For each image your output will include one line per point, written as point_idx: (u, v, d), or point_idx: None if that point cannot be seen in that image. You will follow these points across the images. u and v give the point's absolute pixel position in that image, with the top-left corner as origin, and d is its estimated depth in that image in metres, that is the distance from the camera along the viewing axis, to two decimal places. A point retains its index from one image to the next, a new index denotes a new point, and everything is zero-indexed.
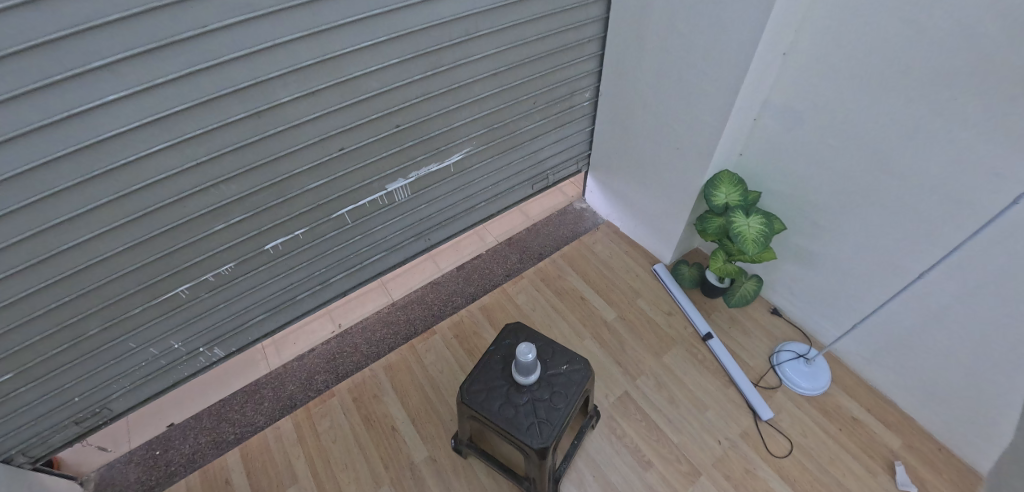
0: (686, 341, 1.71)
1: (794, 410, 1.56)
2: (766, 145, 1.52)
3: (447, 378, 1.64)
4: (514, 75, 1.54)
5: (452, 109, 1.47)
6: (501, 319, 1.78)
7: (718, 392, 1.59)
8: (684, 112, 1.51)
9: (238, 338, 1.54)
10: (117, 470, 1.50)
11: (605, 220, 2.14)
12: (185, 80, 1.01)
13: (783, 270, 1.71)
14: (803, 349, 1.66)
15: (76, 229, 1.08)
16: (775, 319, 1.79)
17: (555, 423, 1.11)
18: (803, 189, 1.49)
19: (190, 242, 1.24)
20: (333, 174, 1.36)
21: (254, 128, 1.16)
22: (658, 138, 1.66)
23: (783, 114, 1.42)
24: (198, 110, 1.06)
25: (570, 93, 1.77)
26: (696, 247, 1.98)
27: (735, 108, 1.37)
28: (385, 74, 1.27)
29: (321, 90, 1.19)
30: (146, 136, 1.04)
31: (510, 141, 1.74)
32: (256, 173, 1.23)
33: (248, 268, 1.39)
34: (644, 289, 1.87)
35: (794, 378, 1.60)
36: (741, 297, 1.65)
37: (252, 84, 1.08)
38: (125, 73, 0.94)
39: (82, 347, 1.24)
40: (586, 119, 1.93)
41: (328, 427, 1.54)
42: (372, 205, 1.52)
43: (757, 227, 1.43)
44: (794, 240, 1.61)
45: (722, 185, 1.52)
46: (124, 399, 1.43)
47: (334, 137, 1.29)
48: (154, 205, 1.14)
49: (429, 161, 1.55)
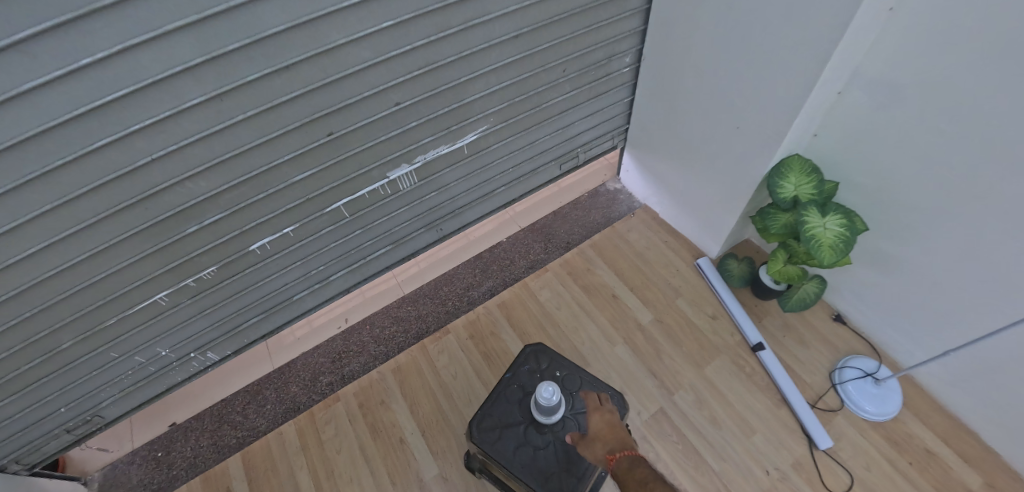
0: (732, 350, 1.50)
1: (856, 438, 1.36)
2: (851, 126, 1.22)
3: (461, 384, 1.48)
4: (539, 38, 1.26)
5: (464, 81, 1.22)
6: (521, 318, 1.60)
7: (768, 413, 1.39)
8: (754, 85, 1.21)
9: (232, 341, 1.39)
10: (120, 470, 1.45)
11: (642, 203, 1.88)
12: (119, 59, 0.78)
13: (853, 272, 1.45)
14: (871, 367, 1.42)
15: (22, 240, 0.91)
16: (837, 328, 1.55)
17: (579, 474, 0.96)
18: (897, 184, 1.20)
19: (161, 246, 1.07)
20: (323, 163, 1.15)
21: (216, 114, 0.93)
22: (715, 114, 1.37)
23: (880, 89, 1.12)
24: (144, 95, 0.84)
25: (608, 58, 1.47)
26: (747, 238, 1.72)
27: (821, 78, 1.07)
28: (379, 41, 1.01)
29: (297, 64, 0.94)
30: (84, 131, 0.83)
31: (533, 117, 1.47)
32: (228, 166, 1.03)
33: (234, 270, 1.23)
34: (685, 287, 1.64)
35: (859, 400, 1.38)
36: (799, 301, 1.42)
37: (205, 61, 0.85)
38: (40, 54, 0.73)
39: (58, 361, 1.13)
40: (626, 88, 1.64)
41: (332, 435, 1.43)
42: (372, 196, 1.31)
43: (836, 229, 1.16)
44: (876, 241, 1.33)
45: (790, 174, 1.25)
46: (117, 406, 1.34)
47: (319, 120, 1.06)
48: (111, 210, 0.96)
49: (438, 143, 1.32)
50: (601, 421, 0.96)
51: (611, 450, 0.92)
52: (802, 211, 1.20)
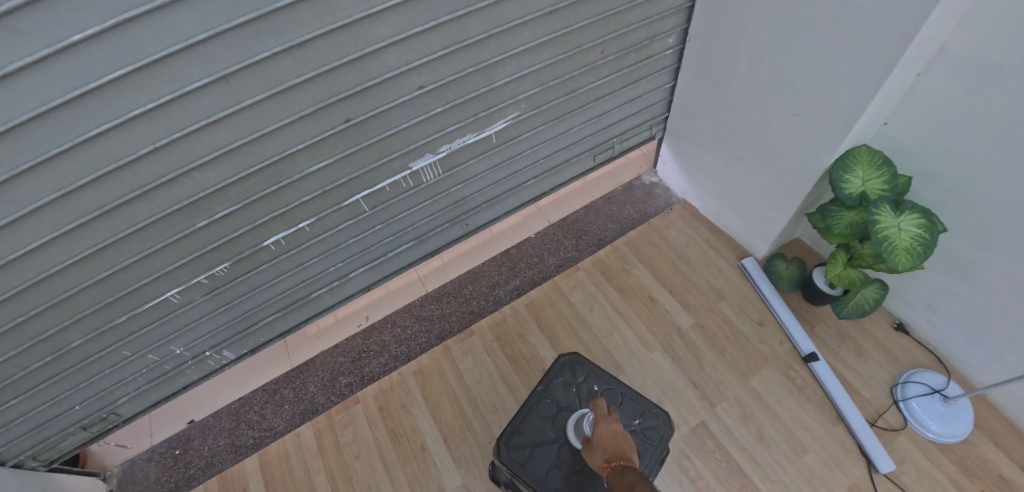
0: (781, 360, 1.37)
1: (922, 462, 1.22)
2: (932, 111, 1.07)
3: (487, 388, 1.40)
4: (576, 14, 1.14)
5: (493, 62, 1.12)
6: (550, 320, 1.50)
7: (821, 430, 1.26)
8: (820, 65, 1.08)
9: (248, 339, 1.34)
10: (139, 467, 1.42)
11: (680, 198, 1.76)
12: (113, 36, 0.71)
13: (922, 277, 1.30)
14: (938, 383, 1.29)
15: (24, 234, 0.86)
16: (899, 338, 1.41)
17: None
18: (984, 178, 1.05)
19: (172, 241, 1.01)
20: (340, 153, 1.07)
21: (225, 99, 0.86)
22: (772, 99, 1.23)
23: (972, 68, 0.97)
24: (145, 77, 0.77)
25: (649, 38, 1.35)
26: (797, 237, 1.58)
27: (906, 55, 0.93)
28: (399, 17, 0.91)
29: (311, 42, 0.86)
30: (80, 118, 0.77)
31: (566, 104, 1.36)
32: (239, 155, 0.95)
33: (249, 267, 1.16)
34: (728, 290, 1.51)
35: (925, 419, 1.25)
36: (856, 307, 1.29)
37: (209, 37, 0.77)
38: (27, 30, 0.65)
39: (70, 359, 1.09)
40: (667, 72, 1.51)
41: (351, 439, 1.36)
42: (393, 188, 1.23)
43: (912, 230, 1.02)
44: (953, 243, 1.18)
45: (858, 167, 1.11)
46: (132, 404, 1.30)
47: (337, 105, 0.98)
48: (116, 202, 0.90)
49: (465, 131, 1.23)
50: (608, 430, 0.83)
51: (607, 456, 0.77)
52: (873, 209, 1.06)
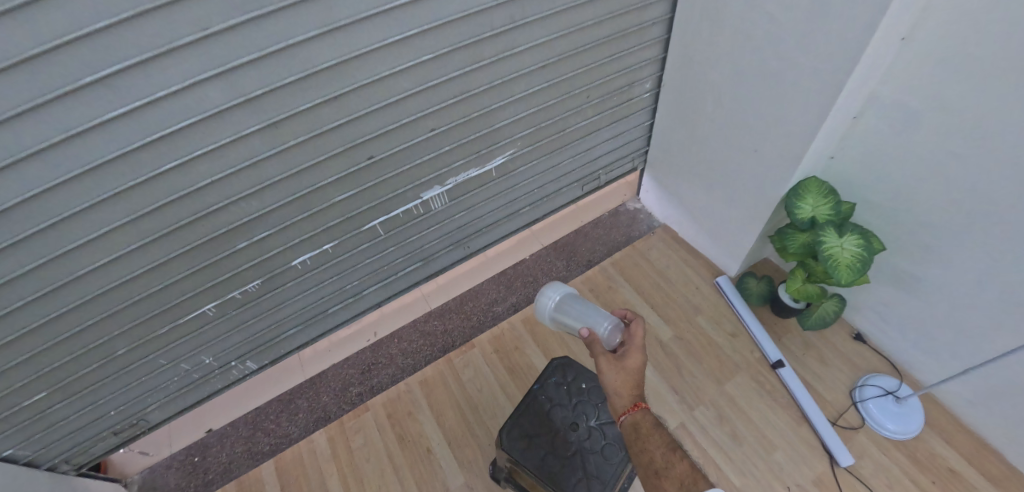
0: (752, 367, 1.52)
1: (878, 457, 1.37)
2: (868, 150, 1.27)
3: (487, 396, 1.53)
4: (565, 67, 1.34)
5: (495, 107, 1.30)
6: (545, 334, 1.65)
7: (788, 429, 1.41)
8: (770, 111, 1.28)
9: (269, 351, 1.47)
10: (159, 473, 1.51)
11: (661, 222, 1.94)
12: (191, 92, 0.88)
13: (872, 292, 1.48)
14: (892, 385, 1.44)
15: (94, 253, 1.01)
16: (857, 347, 1.57)
17: (606, 481, 0.99)
18: (912, 205, 1.24)
19: (214, 260, 1.16)
20: (363, 185, 1.23)
21: (271, 140, 1.03)
22: (734, 137, 1.43)
23: (894, 114, 1.17)
24: (211, 124, 0.94)
25: (629, 84, 1.55)
26: (766, 257, 1.76)
27: (837, 104, 1.13)
28: (417, 74, 1.10)
29: (345, 94, 1.04)
30: (154, 156, 0.93)
31: (558, 141, 1.55)
32: (279, 187, 1.12)
33: (277, 284, 1.30)
34: (704, 305, 1.68)
35: (880, 418, 1.39)
36: (819, 319, 1.45)
37: (265, 92, 0.94)
38: (126, 89, 0.82)
39: (113, 366, 1.21)
40: (646, 112, 1.71)
41: (362, 444, 1.48)
42: (406, 215, 1.39)
43: (852, 249, 1.20)
44: (893, 260, 1.36)
45: (808, 195, 1.29)
46: (160, 411, 1.41)
47: (363, 145, 1.16)
48: (173, 226, 1.05)
49: (469, 165, 1.40)
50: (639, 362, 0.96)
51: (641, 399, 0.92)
52: (820, 231, 1.24)
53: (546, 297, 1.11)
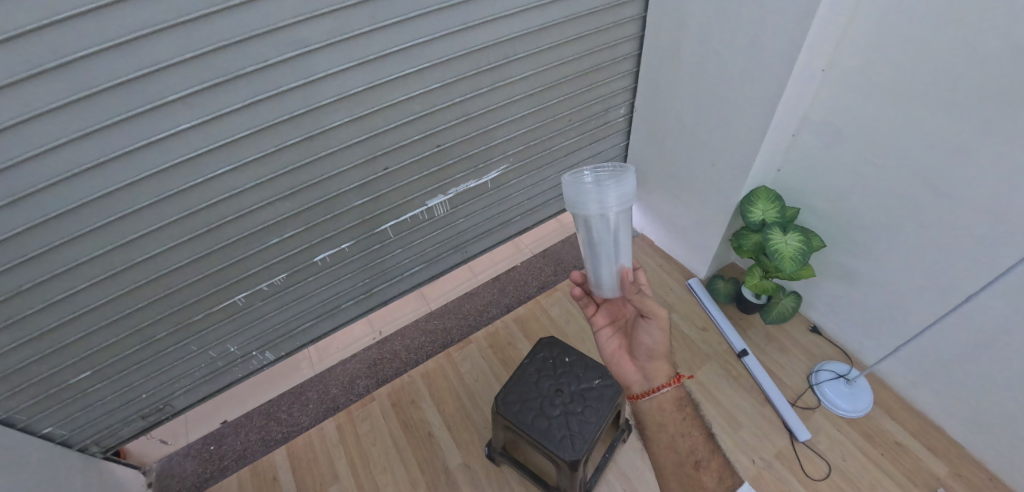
0: (720, 357, 1.70)
1: (833, 432, 1.53)
2: (805, 161, 1.50)
3: (482, 385, 1.69)
4: (550, 95, 1.59)
5: (491, 128, 1.53)
6: (535, 330, 1.82)
7: (752, 410, 1.57)
8: (721, 130, 1.52)
9: (287, 343, 1.63)
10: (176, 461, 1.62)
11: (639, 233, 2.15)
12: (247, 109, 1.11)
13: (822, 287, 1.68)
14: (843, 369, 1.62)
15: (150, 243, 1.19)
16: (814, 338, 1.75)
17: (587, 437, 1.15)
18: (843, 206, 1.46)
19: (248, 254, 1.34)
20: (377, 191, 1.44)
21: (304, 151, 1.24)
22: (694, 153, 1.66)
23: (820, 131, 1.41)
24: (259, 136, 1.16)
25: (605, 109, 1.79)
26: (732, 262, 1.97)
27: (773, 122, 1.36)
28: (427, 98, 1.34)
29: (367, 115, 1.27)
30: (212, 161, 1.14)
31: (545, 158, 1.78)
32: (308, 192, 1.32)
33: (299, 278, 1.48)
34: (678, 304, 1.87)
35: (834, 398, 1.56)
36: (778, 313, 1.63)
37: (305, 111, 1.17)
38: (198, 105, 1.05)
39: (151, 349, 1.36)
40: (621, 134, 1.96)
41: (368, 430, 1.61)
42: (412, 220, 1.59)
43: (795, 244, 1.41)
44: (834, 257, 1.57)
45: (758, 201, 1.51)
46: (185, 397, 1.55)
47: (380, 157, 1.37)
48: (218, 221, 1.24)
49: (468, 178, 1.62)
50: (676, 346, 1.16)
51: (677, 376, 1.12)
52: (768, 230, 1.45)
53: (601, 210, 0.92)
